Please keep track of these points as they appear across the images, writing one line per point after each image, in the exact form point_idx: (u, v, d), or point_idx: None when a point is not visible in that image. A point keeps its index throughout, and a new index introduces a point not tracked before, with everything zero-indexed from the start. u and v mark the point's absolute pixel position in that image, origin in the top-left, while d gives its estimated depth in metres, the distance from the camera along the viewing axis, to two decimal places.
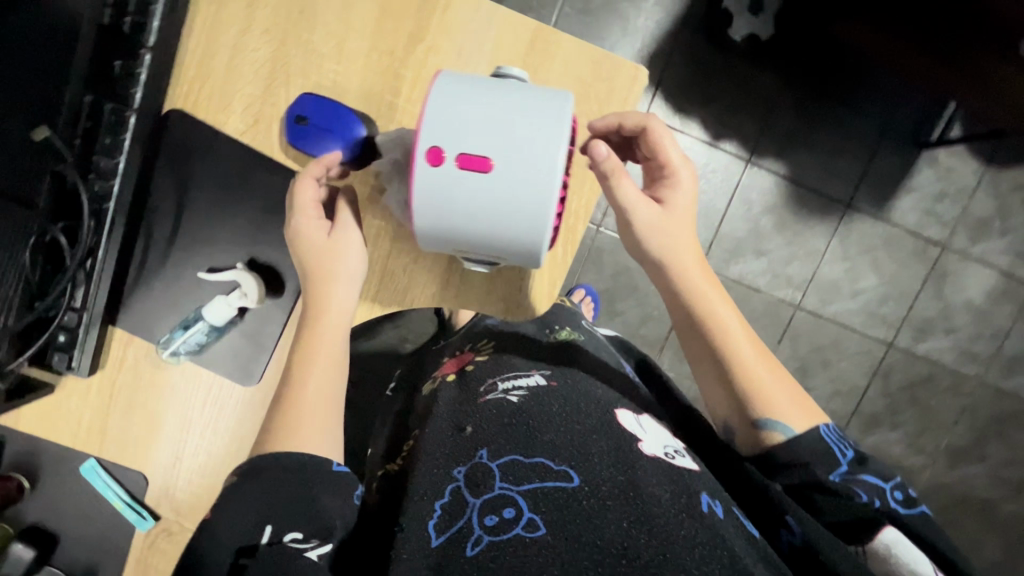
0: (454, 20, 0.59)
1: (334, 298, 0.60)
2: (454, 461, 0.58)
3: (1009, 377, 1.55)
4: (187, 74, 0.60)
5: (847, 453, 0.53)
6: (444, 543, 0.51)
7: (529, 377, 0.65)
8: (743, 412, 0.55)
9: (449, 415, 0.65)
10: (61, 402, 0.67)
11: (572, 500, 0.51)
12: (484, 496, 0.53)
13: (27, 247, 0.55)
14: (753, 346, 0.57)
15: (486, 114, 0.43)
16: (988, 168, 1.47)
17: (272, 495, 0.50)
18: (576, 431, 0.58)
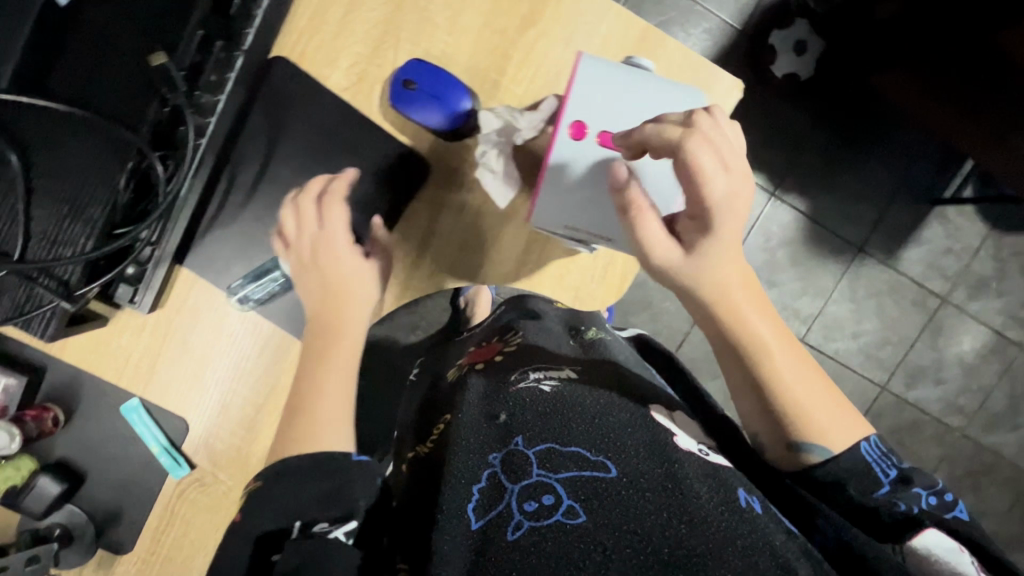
0: (567, 10, 0.61)
1: (350, 313, 0.60)
2: (488, 447, 0.50)
3: (991, 433, 1.57)
4: (298, 23, 0.60)
5: (889, 472, 0.48)
6: (483, 528, 0.45)
7: (562, 370, 0.57)
8: (779, 431, 0.50)
9: (475, 406, 0.55)
10: (112, 337, 0.65)
11: (614, 491, 0.45)
12: (523, 483, 0.47)
13: (123, 172, 0.54)
14: (795, 361, 0.51)
15: (619, 99, 0.56)
16: (992, 232, 1.52)
17: (295, 487, 0.50)
18: (612, 419, 0.51)
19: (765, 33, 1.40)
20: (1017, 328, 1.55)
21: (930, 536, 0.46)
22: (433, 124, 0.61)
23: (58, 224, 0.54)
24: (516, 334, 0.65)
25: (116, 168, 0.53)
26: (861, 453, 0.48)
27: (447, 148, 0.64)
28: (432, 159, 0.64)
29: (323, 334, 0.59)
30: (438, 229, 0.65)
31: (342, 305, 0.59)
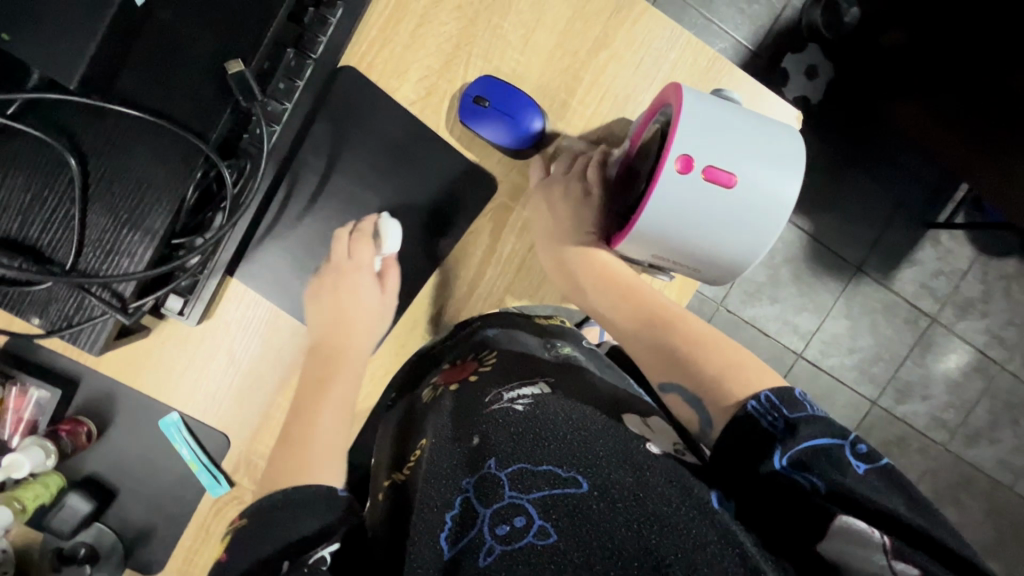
0: (639, 35, 0.61)
1: (354, 348, 0.61)
2: (461, 470, 0.46)
3: (970, 447, 1.63)
4: (369, 34, 0.59)
5: (776, 424, 0.43)
6: (455, 556, 0.41)
7: (533, 386, 0.54)
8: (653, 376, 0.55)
9: (447, 431, 0.51)
10: (154, 348, 0.62)
11: (590, 507, 0.41)
12: (496, 504, 0.43)
13: (190, 181, 0.52)
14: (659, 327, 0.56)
15: (736, 135, 0.48)
16: (980, 256, 1.57)
17: (285, 516, 0.47)
18: (580, 430, 0.47)
19: (778, 54, 1.42)
20: (1001, 348, 1.60)
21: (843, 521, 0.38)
22: (501, 143, 0.60)
23: (114, 232, 0.51)
24: (491, 352, 0.59)
25: (183, 176, 0.51)
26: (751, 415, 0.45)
27: (512, 166, 0.63)
28: (497, 176, 0.63)
29: (322, 364, 0.60)
30: (501, 247, 0.64)
31: (347, 340, 0.61)
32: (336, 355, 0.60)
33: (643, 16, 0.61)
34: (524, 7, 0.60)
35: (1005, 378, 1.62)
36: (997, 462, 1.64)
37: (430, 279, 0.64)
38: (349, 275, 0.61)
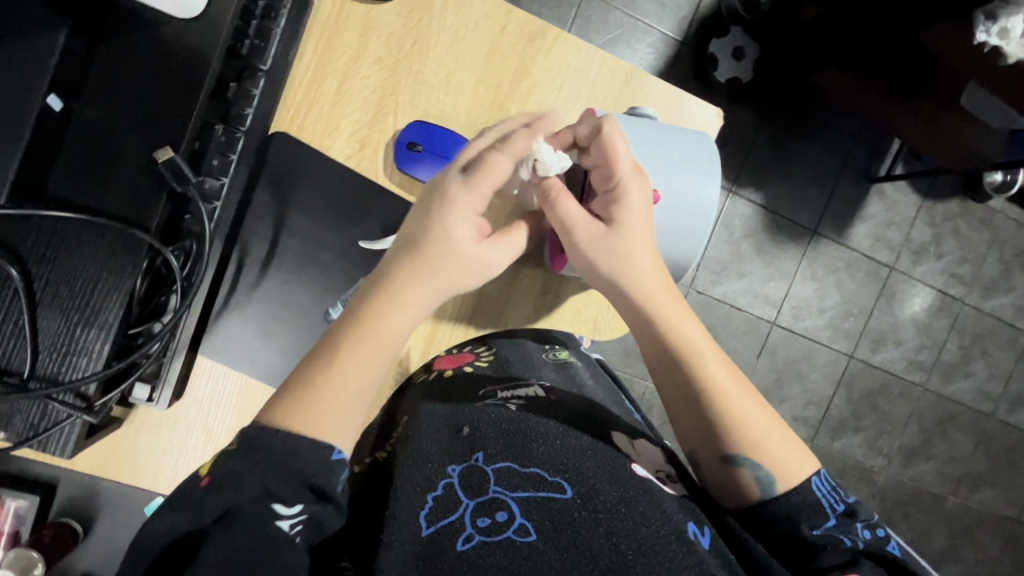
0: (555, 59, 0.64)
1: (417, 294, 0.50)
2: (449, 458, 0.50)
3: (948, 383, 1.69)
4: (294, 98, 0.60)
5: (836, 505, 0.46)
6: (432, 536, 0.45)
7: (530, 387, 0.57)
8: (713, 444, 0.49)
9: (439, 419, 0.54)
10: (128, 438, 0.61)
11: (568, 513, 0.46)
12: (478, 498, 0.47)
13: (135, 272, 0.52)
14: (734, 381, 0.51)
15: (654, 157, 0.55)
16: (925, 201, 1.63)
17: (271, 453, 0.39)
18: (572, 442, 0.51)
19: (705, 40, 1.46)
20: (959, 285, 1.67)
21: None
22: None
23: (68, 334, 0.51)
24: (488, 349, 0.63)
25: (128, 268, 0.51)
26: (814, 494, 0.46)
27: None
28: None
29: (387, 297, 0.49)
30: None
31: (424, 276, 0.50)
32: (399, 300, 0.49)
33: (557, 41, 0.64)
34: (441, 49, 0.62)
35: (969, 313, 1.69)
36: (976, 393, 1.71)
37: None
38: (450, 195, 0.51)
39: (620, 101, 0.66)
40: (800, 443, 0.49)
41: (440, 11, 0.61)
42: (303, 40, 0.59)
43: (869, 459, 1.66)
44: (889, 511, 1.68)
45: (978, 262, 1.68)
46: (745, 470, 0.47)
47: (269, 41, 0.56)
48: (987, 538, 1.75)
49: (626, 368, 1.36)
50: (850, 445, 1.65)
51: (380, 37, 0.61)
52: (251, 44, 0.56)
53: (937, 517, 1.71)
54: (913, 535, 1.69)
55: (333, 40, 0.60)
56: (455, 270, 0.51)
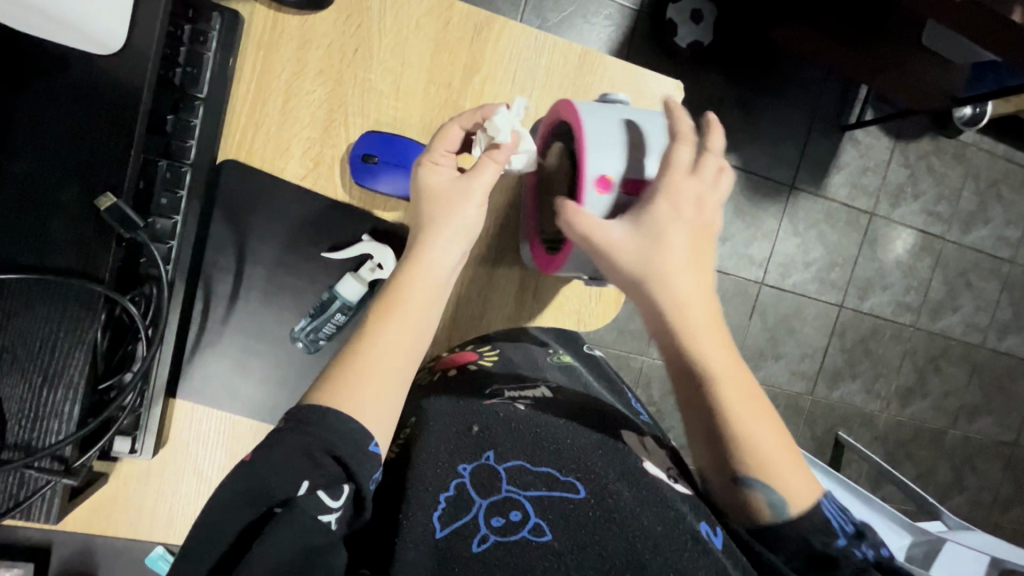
0: (504, 50, 0.62)
1: (439, 249, 0.52)
2: (459, 457, 0.50)
3: (937, 320, 1.71)
4: (238, 122, 0.57)
5: (847, 528, 0.46)
6: (447, 538, 0.45)
7: (536, 389, 0.58)
8: (727, 470, 0.47)
9: (448, 416, 0.54)
10: (117, 492, 0.60)
11: (583, 512, 0.47)
12: (491, 497, 0.47)
13: (98, 323, 0.50)
14: (750, 402, 0.48)
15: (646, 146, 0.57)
16: (898, 143, 1.63)
17: (319, 426, 0.40)
18: (582, 439, 0.52)
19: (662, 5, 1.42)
20: (938, 223, 1.68)
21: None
22: (402, 191, 0.60)
23: (34, 399, 0.49)
24: (492, 349, 0.64)
25: (87, 322, 0.49)
26: (823, 514, 0.46)
27: None
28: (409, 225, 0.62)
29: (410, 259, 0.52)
30: None
31: (440, 229, 0.53)
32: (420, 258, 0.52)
33: (504, 30, 0.61)
34: (385, 53, 0.59)
35: (951, 249, 1.70)
36: (965, 327, 1.73)
37: None
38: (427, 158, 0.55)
39: (576, 86, 0.64)
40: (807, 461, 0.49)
41: (379, 13, 0.59)
42: (239, 62, 0.56)
43: (868, 404, 1.68)
44: (892, 451, 1.71)
45: (955, 198, 1.69)
46: (759, 494, 0.46)
47: (203, 67, 0.54)
48: (988, 464, 1.80)
49: (620, 347, 1.36)
50: (849, 393, 1.67)
51: (319, 48, 0.58)
52: (183, 72, 0.53)
53: (939, 452, 1.74)
54: (917, 471, 1.73)
55: (271, 57, 0.57)
56: (468, 215, 0.53)
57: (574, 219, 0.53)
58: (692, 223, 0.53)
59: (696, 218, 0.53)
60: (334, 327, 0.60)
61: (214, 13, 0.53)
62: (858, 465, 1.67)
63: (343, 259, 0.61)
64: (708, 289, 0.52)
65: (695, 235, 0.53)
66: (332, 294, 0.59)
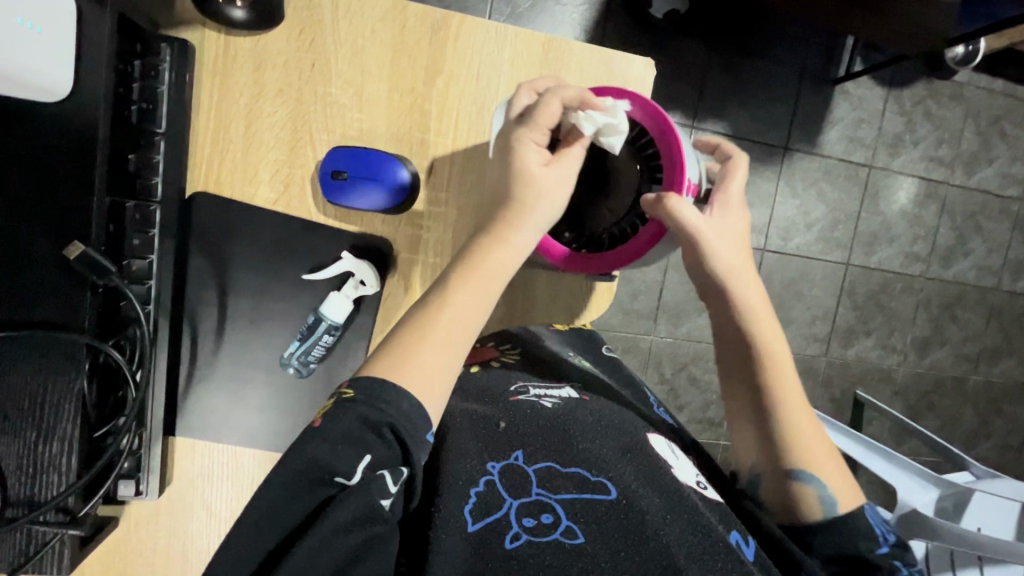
0: (465, 47, 0.60)
1: (514, 236, 0.49)
2: (487, 453, 0.50)
3: (949, 266, 1.67)
4: (203, 153, 0.56)
5: (891, 539, 0.48)
6: (479, 532, 0.45)
7: (562, 391, 0.59)
8: (780, 463, 0.49)
9: (476, 414, 0.54)
10: (130, 533, 0.60)
11: (614, 516, 0.48)
12: (523, 497, 0.47)
13: (84, 373, 0.49)
14: (804, 407, 0.51)
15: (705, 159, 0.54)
16: (891, 91, 1.58)
17: (395, 407, 0.40)
18: (611, 445, 0.53)
19: None
20: (941, 168, 1.64)
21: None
22: (376, 204, 0.58)
23: (31, 454, 0.49)
24: (513, 348, 0.65)
25: (73, 374, 0.49)
26: (867, 521, 0.47)
27: (399, 221, 0.61)
28: (389, 237, 0.61)
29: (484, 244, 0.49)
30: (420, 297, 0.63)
31: (517, 213, 0.50)
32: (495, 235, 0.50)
33: (463, 26, 0.59)
34: (343, 64, 0.58)
35: (956, 194, 1.65)
36: (977, 271, 1.69)
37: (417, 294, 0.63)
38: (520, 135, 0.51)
39: (544, 75, 0.62)
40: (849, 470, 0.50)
41: (332, 23, 0.57)
42: (194, 92, 0.55)
43: (884, 359, 1.66)
44: (913, 404, 1.69)
45: (955, 141, 1.64)
46: (809, 486, 0.48)
47: (158, 102, 0.52)
48: (1015, 407, 1.77)
49: (627, 328, 1.35)
50: (864, 350, 1.64)
51: (275, 67, 0.57)
52: (139, 108, 0.52)
53: (962, 399, 1.72)
54: (941, 420, 1.71)
55: (226, 83, 0.56)
56: (550, 206, 0.50)
57: (677, 213, 0.47)
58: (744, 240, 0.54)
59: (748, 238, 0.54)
60: (324, 349, 0.60)
61: (162, 45, 0.52)
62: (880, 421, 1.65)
63: (325, 279, 0.60)
64: (769, 307, 0.53)
65: (747, 253, 0.54)
66: (317, 316, 0.59)
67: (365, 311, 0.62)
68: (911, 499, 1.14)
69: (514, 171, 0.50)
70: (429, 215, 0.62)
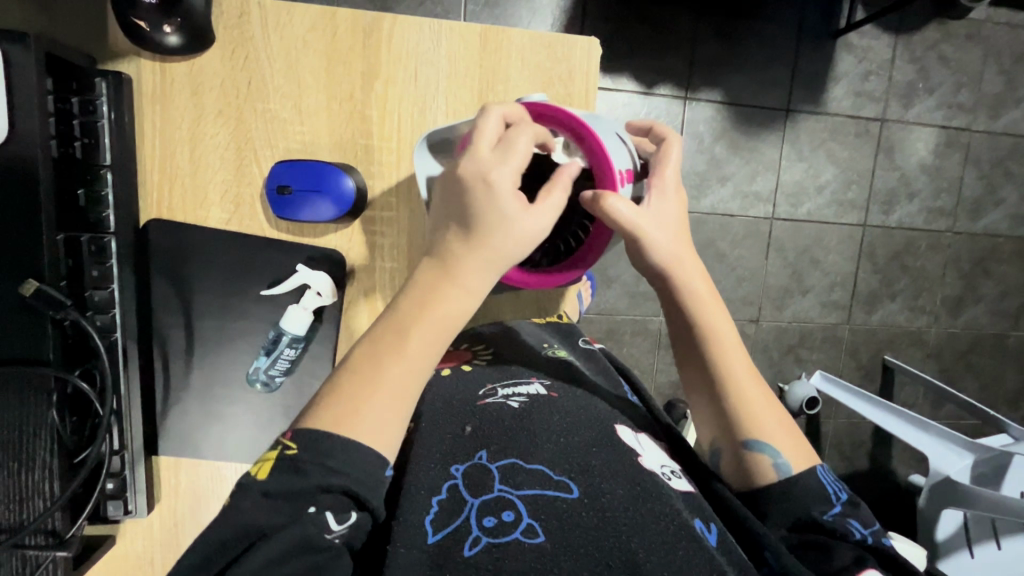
0: (400, 48, 0.59)
1: (466, 277, 0.44)
2: (449, 459, 0.45)
3: (978, 219, 1.45)
4: (153, 181, 0.58)
5: (840, 496, 0.47)
6: (440, 543, 0.40)
7: (530, 386, 0.53)
8: (732, 431, 0.48)
9: (441, 416, 0.49)
10: (128, 549, 0.63)
11: (578, 515, 0.41)
12: (484, 496, 0.42)
13: (52, 405, 0.51)
14: (752, 374, 0.50)
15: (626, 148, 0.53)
16: (900, 36, 1.36)
17: (346, 465, 0.37)
18: (575, 441, 0.46)
19: None
20: (962, 114, 1.41)
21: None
22: (325, 216, 0.58)
23: (13, 484, 0.51)
24: (484, 348, 0.61)
25: (43, 406, 0.51)
26: (819, 480, 0.46)
27: (352, 230, 0.61)
28: (343, 248, 0.61)
29: (432, 284, 0.43)
30: (381, 303, 0.63)
31: (468, 250, 0.44)
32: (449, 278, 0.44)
33: (395, 27, 0.59)
34: (279, 79, 0.58)
35: (981, 139, 1.42)
36: (1012, 221, 1.46)
37: (377, 301, 0.63)
38: (482, 162, 0.44)
39: (484, 67, 0.61)
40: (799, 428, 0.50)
41: (263, 39, 0.57)
42: (138, 125, 0.57)
43: (913, 322, 1.47)
44: (947, 366, 1.51)
45: (976, 83, 1.41)
46: (764, 455, 0.47)
47: (100, 136, 0.53)
48: None
49: (635, 312, 1.31)
50: (890, 316, 1.46)
51: (213, 89, 0.58)
52: (83, 144, 0.53)
53: (1001, 357, 1.53)
54: (978, 384, 1.53)
55: (168, 111, 0.57)
56: (507, 244, 0.44)
57: (615, 209, 0.47)
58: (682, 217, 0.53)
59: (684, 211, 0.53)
60: (288, 362, 0.61)
61: (97, 78, 0.53)
62: (914, 389, 1.49)
63: (285, 293, 0.61)
64: (709, 277, 0.52)
65: (685, 226, 0.53)
66: (279, 330, 0.60)
67: (327, 321, 0.62)
68: (945, 467, 1.09)
69: (471, 203, 0.44)
70: (382, 220, 0.62)
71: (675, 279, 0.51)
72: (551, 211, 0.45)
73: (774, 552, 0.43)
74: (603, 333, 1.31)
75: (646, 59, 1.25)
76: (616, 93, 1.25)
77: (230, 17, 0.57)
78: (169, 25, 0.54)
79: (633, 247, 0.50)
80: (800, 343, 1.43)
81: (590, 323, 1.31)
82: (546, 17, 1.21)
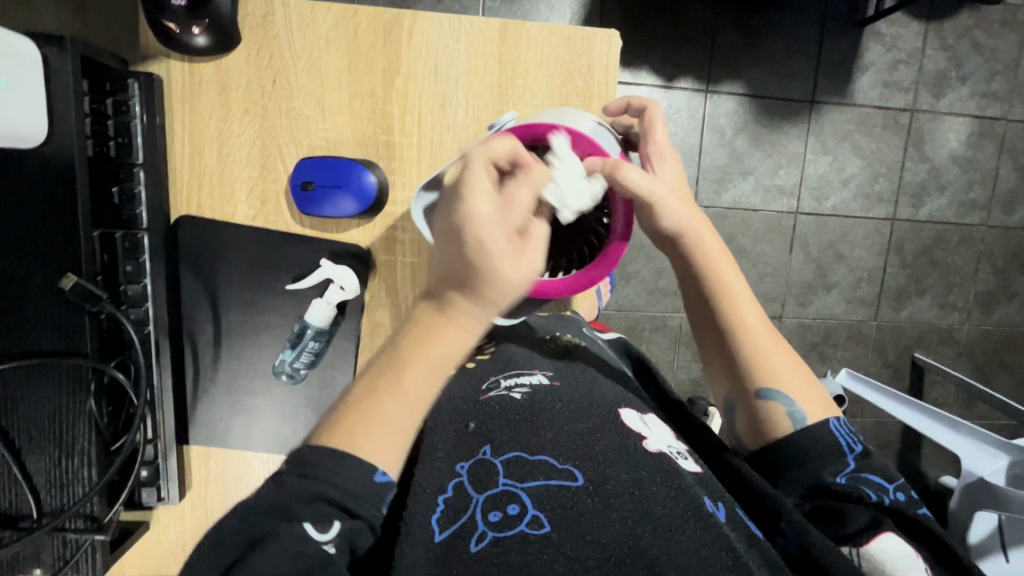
0: (421, 44, 0.60)
1: (463, 315, 0.39)
2: (456, 456, 0.45)
3: (1014, 212, 1.39)
4: (182, 179, 0.60)
5: (854, 447, 0.46)
6: (447, 541, 0.39)
7: (533, 375, 0.53)
8: (742, 382, 0.48)
9: (448, 412, 0.50)
10: (160, 535, 0.65)
11: (580, 502, 0.40)
12: (488, 492, 0.41)
13: (90, 395, 0.53)
14: (763, 323, 0.49)
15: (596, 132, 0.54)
16: (930, 23, 1.31)
17: (319, 470, 0.37)
18: (582, 429, 0.46)
19: None
20: (996, 104, 1.36)
21: (889, 540, 0.42)
22: (348, 211, 0.59)
23: (56, 470, 0.53)
24: (490, 341, 0.61)
25: (82, 395, 0.53)
26: (831, 434, 0.46)
27: (374, 224, 0.62)
28: (364, 243, 0.63)
29: (424, 324, 0.40)
30: (402, 299, 0.64)
31: (458, 295, 0.39)
32: (437, 319, 0.40)
33: (416, 22, 0.59)
34: (302, 76, 0.59)
35: (1018, 129, 1.37)
36: None
37: (394, 295, 0.64)
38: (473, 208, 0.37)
39: (503, 61, 0.61)
40: (815, 376, 0.49)
41: (287, 37, 0.59)
42: (167, 126, 0.59)
43: (944, 319, 1.42)
44: (980, 365, 1.46)
45: (1013, 70, 1.35)
46: (777, 402, 0.47)
47: (132, 135, 0.55)
48: None
49: (655, 307, 1.30)
50: (919, 312, 1.41)
51: (239, 88, 0.59)
52: (116, 143, 0.55)
53: None
54: (1013, 383, 1.48)
55: (195, 110, 0.59)
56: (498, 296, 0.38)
57: (629, 178, 0.48)
58: (676, 176, 0.53)
59: (681, 174, 0.54)
60: (310, 356, 0.63)
61: (130, 79, 0.54)
62: (945, 388, 1.45)
63: (308, 287, 0.62)
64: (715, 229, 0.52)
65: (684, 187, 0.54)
66: (303, 324, 0.61)
67: (349, 316, 0.63)
68: (977, 468, 1.04)
69: (460, 248, 0.38)
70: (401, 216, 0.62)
71: (685, 235, 0.50)
72: (518, 259, 0.37)
73: (792, 525, 0.42)
74: (622, 330, 1.30)
75: (667, 52, 1.24)
76: (634, 88, 1.24)
77: (254, 18, 0.58)
78: (197, 27, 0.55)
79: (643, 210, 0.50)
80: (825, 341, 1.40)
81: (610, 319, 1.30)
82: (563, 11, 1.20)
